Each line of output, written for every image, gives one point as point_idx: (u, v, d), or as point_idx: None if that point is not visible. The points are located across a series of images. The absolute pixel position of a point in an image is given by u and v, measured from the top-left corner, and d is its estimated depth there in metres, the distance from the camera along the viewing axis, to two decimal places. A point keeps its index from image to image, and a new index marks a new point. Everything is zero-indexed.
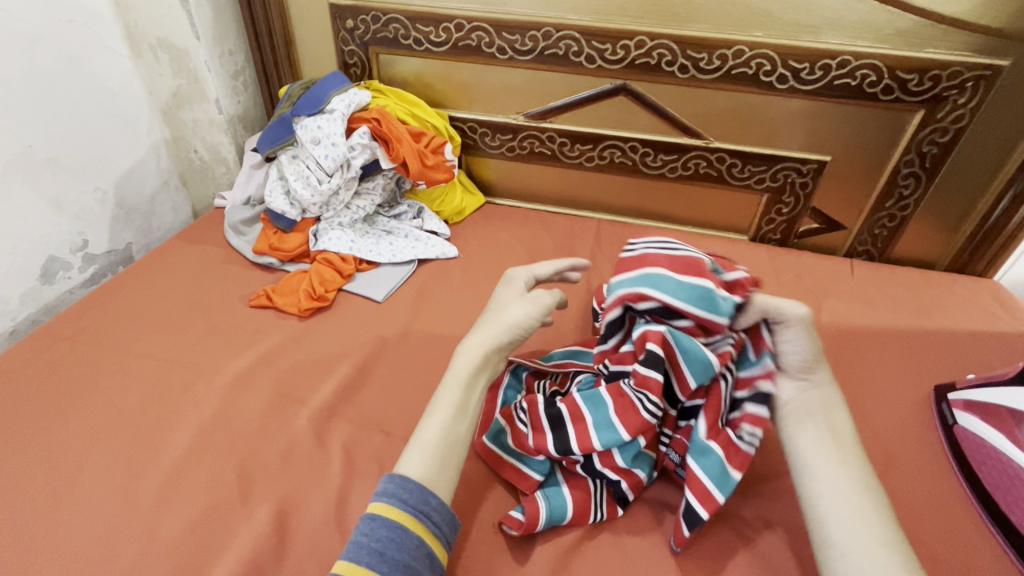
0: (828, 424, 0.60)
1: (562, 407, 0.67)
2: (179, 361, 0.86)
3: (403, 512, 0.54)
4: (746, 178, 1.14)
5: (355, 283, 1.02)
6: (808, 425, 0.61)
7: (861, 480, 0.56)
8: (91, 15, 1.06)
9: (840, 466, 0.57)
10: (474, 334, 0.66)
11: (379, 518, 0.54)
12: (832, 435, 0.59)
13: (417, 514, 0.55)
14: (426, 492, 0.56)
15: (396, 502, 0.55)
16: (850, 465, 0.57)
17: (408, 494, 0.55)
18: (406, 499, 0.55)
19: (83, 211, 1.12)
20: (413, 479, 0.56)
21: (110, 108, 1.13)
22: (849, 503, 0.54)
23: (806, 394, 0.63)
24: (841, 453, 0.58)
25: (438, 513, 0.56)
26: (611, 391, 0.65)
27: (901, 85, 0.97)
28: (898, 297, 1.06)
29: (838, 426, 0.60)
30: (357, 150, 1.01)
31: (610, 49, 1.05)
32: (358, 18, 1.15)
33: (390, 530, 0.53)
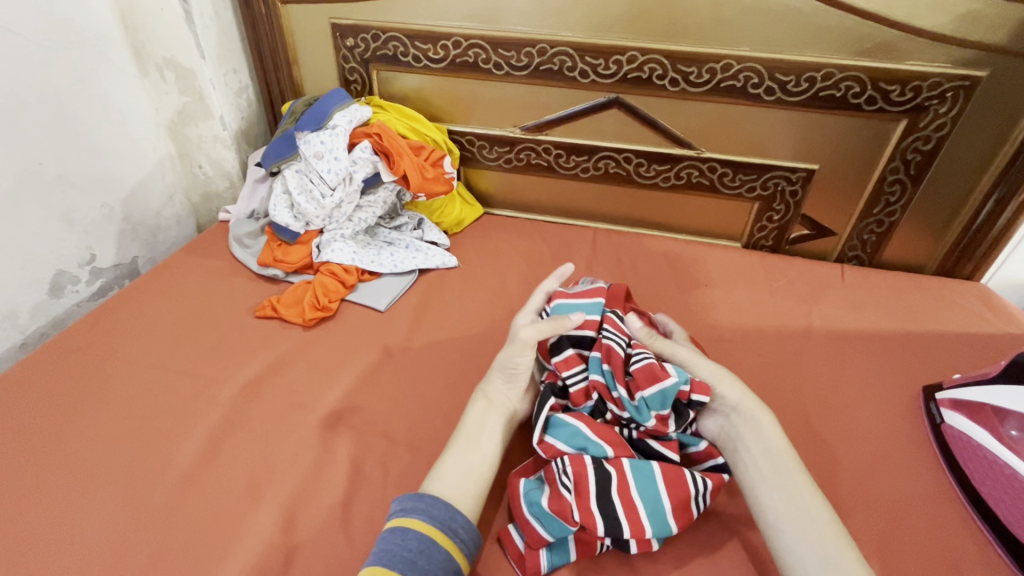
0: (756, 442, 0.67)
1: (612, 469, 0.65)
2: (187, 371, 0.88)
3: (431, 525, 0.59)
4: (737, 187, 1.18)
5: (358, 293, 1.03)
6: (743, 443, 0.68)
7: (801, 489, 0.62)
8: (102, 37, 1.09)
9: (779, 478, 0.64)
10: (484, 406, 0.71)
11: (410, 530, 0.58)
12: (763, 454, 0.66)
13: (446, 530, 0.59)
14: (453, 510, 0.61)
15: (426, 517, 0.59)
16: (787, 475, 0.64)
17: (437, 510, 0.60)
18: (437, 515, 0.59)
19: (91, 225, 1.15)
20: (440, 499, 0.62)
21: (113, 124, 1.16)
22: (791, 518, 0.60)
23: (734, 416, 0.70)
24: (772, 465, 0.65)
25: (466, 530, 0.60)
26: (665, 475, 0.65)
27: (884, 96, 1.01)
28: (887, 300, 1.09)
29: (768, 442, 0.67)
30: (359, 164, 1.05)
31: (603, 64, 1.08)
32: (358, 36, 1.18)
33: (420, 542, 0.57)
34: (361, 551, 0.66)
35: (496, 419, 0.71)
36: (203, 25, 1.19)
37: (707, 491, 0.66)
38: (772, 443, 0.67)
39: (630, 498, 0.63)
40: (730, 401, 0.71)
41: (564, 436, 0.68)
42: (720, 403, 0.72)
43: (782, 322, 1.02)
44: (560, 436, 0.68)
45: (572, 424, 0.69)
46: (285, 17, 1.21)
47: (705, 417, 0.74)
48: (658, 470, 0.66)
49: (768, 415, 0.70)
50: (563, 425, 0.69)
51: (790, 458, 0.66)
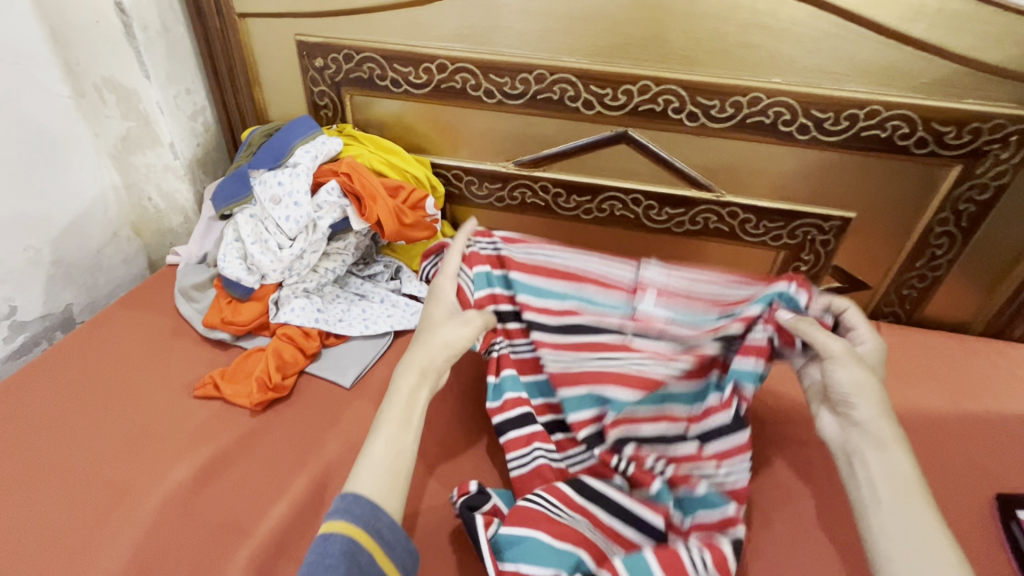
0: (881, 462, 0.60)
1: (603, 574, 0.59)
2: (103, 470, 0.72)
3: (355, 525, 0.54)
4: (761, 235, 1.03)
5: (321, 363, 0.88)
6: (863, 458, 0.61)
7: (922, 515, 0.55)
8: (24, 55, 0.93)
9: (900, 503, 0.57)
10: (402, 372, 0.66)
11: (331, 536, 0.53)
12: (885, 476, 0.59)
13: (371, 530, 0.54)
14: (380, 509, 0.55)
15: (349, 518, 0.54)
16: (912, 506, 0.56)
17: (360, 508, 0.55)
18: (361, 513, 0.54)
19: (11, 272, 0.99)
20: (373, 499, 0.56)
21: (40, 153, 0.99)
22: (905, 543, 0.54)
23: (854, 432, 0.63)
24: (892, 491, 0.58)
25: (392, 531, 0.55)
26: (660, 559, 0.59)
27: (936, 138, 0.87)
28: (931, 371, 0.96)
29: (891, 465, 0.59)
30: (324, 209, 0.89)
31: (610, 94, 0.93)
32: (329, 56, 1.03)
33: (345, 545, 0.52)
34: None
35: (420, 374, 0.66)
36: (148, 40, 1.01)
37: (710, 570, 0.60)
38: (897, 465, 0.59)
39: None
40: (858, 413, 0.63)
41: (523, 556, 0.61)
42: (845, 414, 0.64)
43: None
44: (520, 554, 0.61)
45: (524, 539, 0.62)
46: (244, 32, 1.05)
47: (822, 421, 0.67)
48: (649, 553, 0.60)
49: (902, 442, 0.61)
50: (512, 541, 0.62)
51: (918, 483, 0.58)
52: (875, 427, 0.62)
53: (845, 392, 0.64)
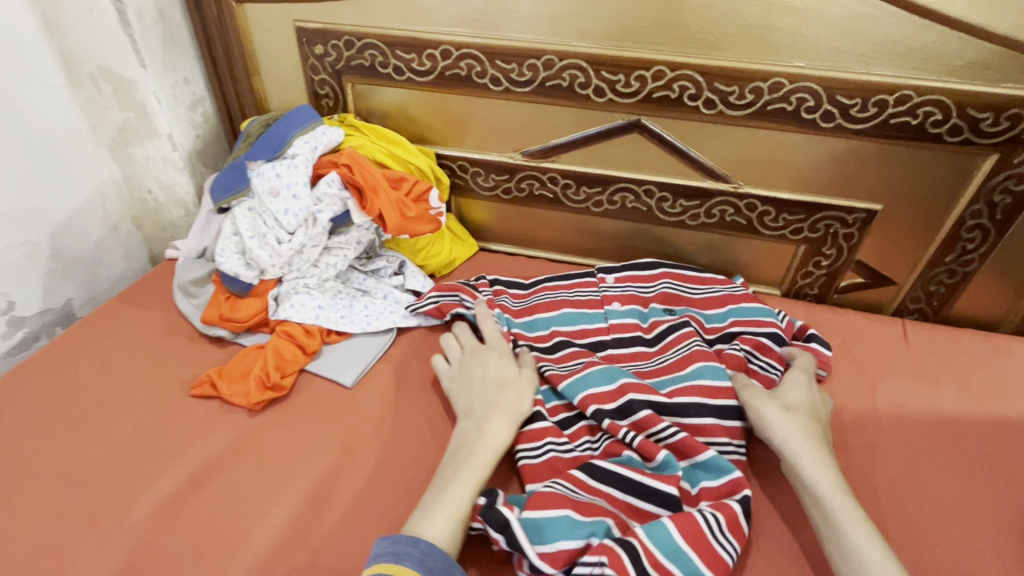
0: (806, 476, 0.65)
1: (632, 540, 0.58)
2: (96, 474, 0.70)
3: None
4: (780, 228, 0.98)
5: (321, 361, 0.85)
6: (792, 475, 0.66)
7: (842, 519, 0.60)
8: (16, 43, 0.90)
9: (831, 517, 0.61)
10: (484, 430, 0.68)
11: None
12: (813, 493, 0.64)
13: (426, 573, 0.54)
14: (450, 563, 0.55)
15: (397, 559, 0.54)
16: (837, 516, 0.61)
17: (419, 552, 0.55)
18: (433, 566, 0.54)
19: (8, 268, 0.97)
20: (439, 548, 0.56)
21: (34, 144, 0.97)
22: (842, 555, 0.58)
23: (775, 444, 0.69)
24: (823, 512, 0.62)
25: None
26: (679, 524, 0.59)
27: (971, 125, 0.81)
28: (959, 373, 0.91)
29: (821, 486, 0.63)
30: (324, 202, 0.86)
31: (623, 81, 0.89)
32: (329, 43, 0.99)
33: None
34: None
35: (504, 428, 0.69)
36: (144, 28, 0.98)
37: (724, 529, 0.60)
38: (825, 486, 0.63)
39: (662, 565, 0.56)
40: (771, 429, 0.70)
41: (559, 534, 0.59)
42: (763, 432, 0.71)
43: (838, 404, 0.84)
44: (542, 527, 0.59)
45: (549, 517, 0.60)
46: (241, 18, 1.02)
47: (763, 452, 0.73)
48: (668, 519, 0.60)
49: (816, 451, 0.67)
50: (541, 525, 0.59)
51: (844, 493, 0.63)
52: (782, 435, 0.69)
53: (766, 431, 0.70)
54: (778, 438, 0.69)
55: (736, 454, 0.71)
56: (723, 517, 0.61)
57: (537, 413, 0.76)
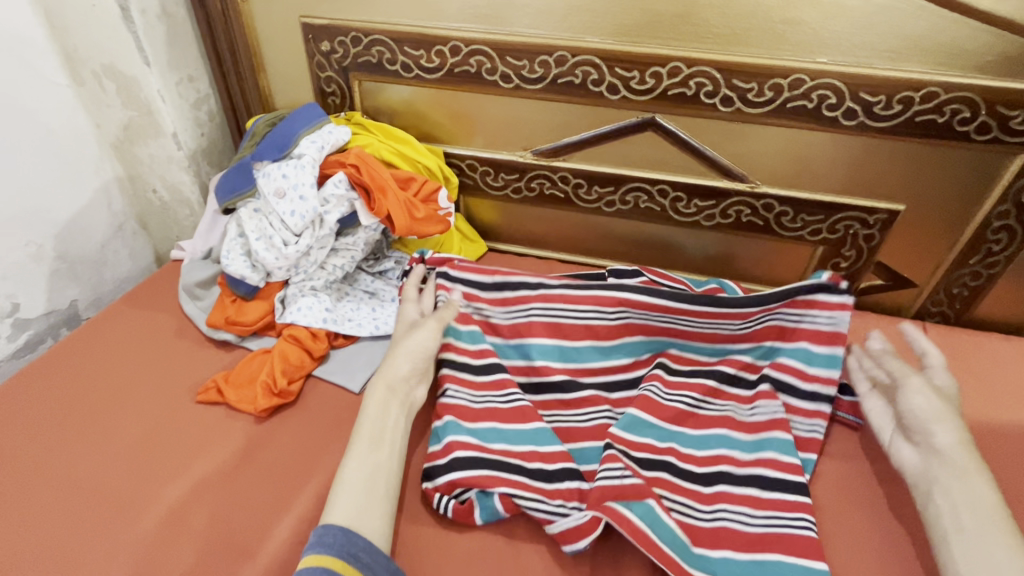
0: (959, 490, 0.61)
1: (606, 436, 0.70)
2: (102, 482, 0.69)
3: (330, 555, 0.52)
4: (798, 229, 0.96)
5: (328, 366, 0.83)
6: (939, 486, 0.62)
7: (1004, 540, 0.57)
8: (19, 39, 0.90)
9: (981, 529, 0.58)
10: (375, 389, 0.68)
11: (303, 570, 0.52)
12: (965, 503, 0.60)
13: (348, 556, 0.53)
14: (352, 533, 0.55)
15: (322, 549, 0.53)
16: (990, 532, 0.57)
17: (331, 538, 0.54)
18: (333, 542, 0.54)
19: (13, 268, 0.96)
20: (337, 525, 0.55)
21: (43, 143, 0.97)
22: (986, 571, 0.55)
23: (931, 458, 0.65)
24: (974, 515, 0.59)
25: (368, 551, 0.54)
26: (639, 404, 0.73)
27: (1001, 123, 0.78)
28: (984, 378, 0.88)
29: (976, 491, 0.60)
30: (331, 203, 0.84)
31: (637, 77, 0.86)
32: (336, 40, 0.97)
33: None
34: None
35: (383, 392, 0.68)
36: (147, 24, 0.96)
37: (665, 390, 0.76)
38: (977, 488, 0.61)
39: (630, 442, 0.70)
40: (936, 439, 0.65)
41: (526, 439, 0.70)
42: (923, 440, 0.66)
43: None
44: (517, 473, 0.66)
45: (518, 427, 0.71)
46: (247, 14, 1.00)
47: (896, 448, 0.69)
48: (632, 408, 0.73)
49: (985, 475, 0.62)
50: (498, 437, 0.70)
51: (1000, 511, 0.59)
52: (952, 454, 0.63)
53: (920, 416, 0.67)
54: (927, 420, 0.66)
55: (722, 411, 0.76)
56: (660, 382, 0.77)
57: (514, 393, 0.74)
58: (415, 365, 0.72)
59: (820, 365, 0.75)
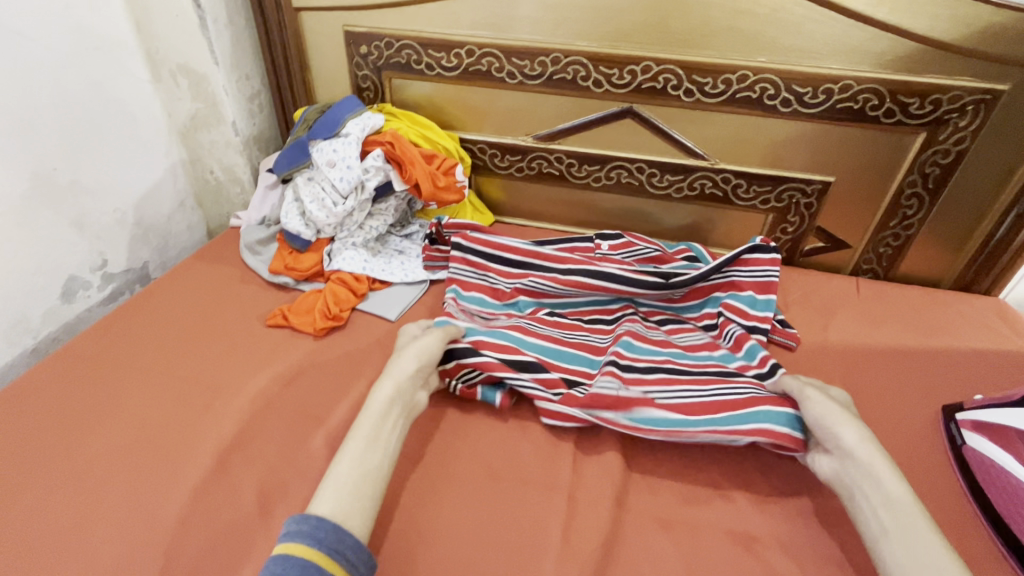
0: (870, 487, 0.63)
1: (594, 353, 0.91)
2: (198, 381, 0.89)
3: (317, 550, 0.55)
4: (751, 199, 1.16)
5: (369, 302, 1.03)
6: (861, 490, 0.63)
7: (921, 527, 0.57)
8: (117, 44, 1.11)
9: (903, 527, 0.58)
10: (380, 382, 0.74)
11: (290, 559, 0.54)
12: (881, 502, 0.61)
13: (333, 553, 0.55)
14: (342, 530, 0.57)
15: (310, 542, 0.55)
16: (911, 525, 0.58)
17: (323, 533, 0.56)
18: (323, 537, 0.56)
19: (103, 231, 1.16)
20: (329, 520, 0.57)
21: (127, 126, 1.17)
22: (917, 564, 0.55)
23: (848, 462, 0.66)
24: (892, 513, 0.60)
25: (355, 551, 0.56)
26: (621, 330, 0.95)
27: (903, 108, 0.99)
28: (902, 315, 1.08)
29: (890, 492, 0.61)
30: (371, 172, 1.04)
31: (617, 74, 1.07)
32: (372, 44, 1.18)
33: (303, 569, 0.53)
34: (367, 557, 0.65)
35: (389, 385, 0.73)
36: (217, 29, 1.16)
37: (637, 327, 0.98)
38: (895, 492, 0.61)
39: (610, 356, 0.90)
40: (844, 443, 0.67)
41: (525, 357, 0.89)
42: (835, 446, 0.68)
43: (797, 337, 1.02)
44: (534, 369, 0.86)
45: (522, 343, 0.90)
46: (299, 23, 1.22)
47: (818, 460, 0.71)
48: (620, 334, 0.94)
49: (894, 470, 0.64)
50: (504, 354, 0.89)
51: (914, 505, 0.60)
52: (864, 455, 0.65)
53: (828, 427, 0.69)
54: (825, 423, 0.70)
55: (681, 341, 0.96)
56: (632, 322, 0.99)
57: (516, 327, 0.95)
58: (416, 373, 0.77)
59: (760, 308, 0.99)
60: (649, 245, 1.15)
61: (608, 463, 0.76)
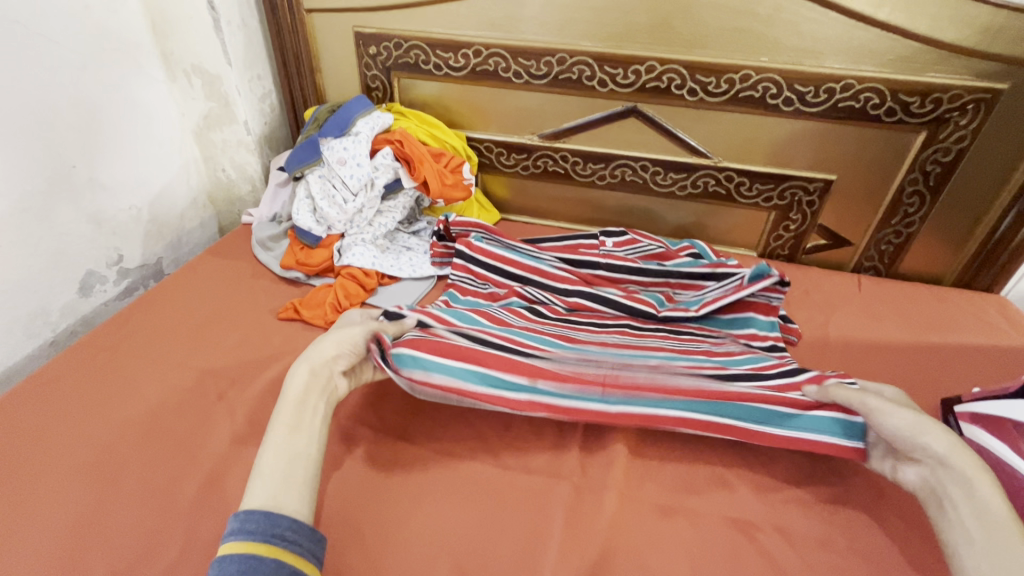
0: (964, 496, 0.58)
1: (598, 360, 0.85)
2: (213, 371, 0.92)
3: (251, 541, 0.53)
4: (753, 197, 1.18)
5: (378, 297, 1.06)
6: (951, 498, 0.59)
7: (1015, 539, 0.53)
8: (132, 44, 1.13)
9: (993, 539, 0.54)
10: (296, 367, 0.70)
11: (226, 557, 0.53)
12: (974, 513, 0.56)
13: (270, 538, 0.54)
14: (273, 514, 0.56)
15: (243, 535, 0.54)
16: (1003, 537, 0.53)
17: (253, 524, 0.55)
18: (255, 529, 0.54)
19: (118, 227, 1.19)
20: (258, 510, 0.56)
21: (143, 126, 1.20)
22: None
23: (938, 468, 0.61)
24: (983, 524, 0.55)
25: (292, 529, 0.56)
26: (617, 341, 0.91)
27: (903, 107, 1.01)
28: (903, 311, 1.10)
29: (984, 503, 0.56)
30: (381, 170, 1.07)
31: (622, 73, 1.09)
32: (381, 45, 1.21)
33: (241, 564, 0.52)
34: (376, 540, 0.67)
35: (304, 371, 0.70)
36: (231, 34, 1.21)
37: (633, 337, 0.95)
38: (995, 506, 0.56)
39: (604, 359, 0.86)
40: (935, 448, 0.62)
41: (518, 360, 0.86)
42: (923, 452, 0.63)
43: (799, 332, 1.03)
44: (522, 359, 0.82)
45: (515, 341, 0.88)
46: (310, 24, 1.24)
47: (905, 468, 0.66)
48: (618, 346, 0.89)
49: (990, 478, 0.59)
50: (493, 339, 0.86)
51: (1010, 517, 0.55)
52: (955, 460, 0.60)
53: (909, 432, 0.64)
54: (903, 425, 0.65)
55: (678, 343, 0.94)
56: (627, 334, 0.95)
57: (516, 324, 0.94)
58: (335, 351, 0.73)
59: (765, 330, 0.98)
60: (652, 243, 1.17)
61: (611, 453, 0.78)
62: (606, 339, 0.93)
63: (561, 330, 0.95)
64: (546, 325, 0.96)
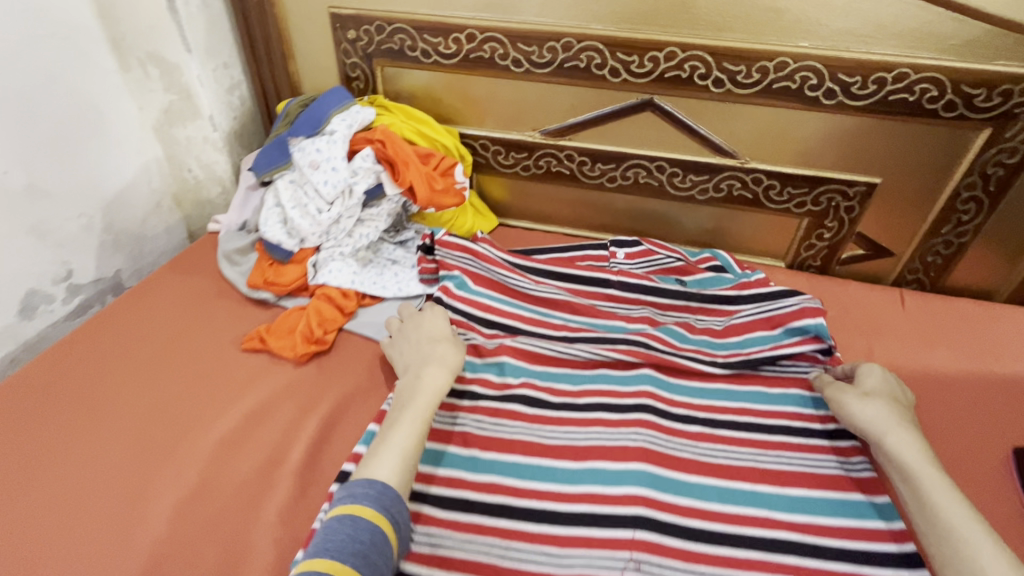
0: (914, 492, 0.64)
1: (613, 462, 0.72)
2: (165, 413, 0.79)
3: (384, 516, 0.57)
4: (785, 201, 1.04)
5: (358, 321, 0.93)
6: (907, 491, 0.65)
7: (962, 530, 0.59)
8: (73, 28, 0.97)
9: (946, 528, 0.60)
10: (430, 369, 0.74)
11: (360, 520, 0.55)
12: (923, 507, 0.62)
13: (394, 520, 0.58)
14: (401, 498, 0.59)
15: (378, 506, 0.57)
16: (955, 527, 0.59)
17: (387, 499, 0.58)
18: (389, 505, 0.58)
19: (66, 239, 1.05)
20: (392, 488, 0.60)
21: (95, 124, 1.05)
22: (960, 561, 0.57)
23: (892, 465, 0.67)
24: (927, 515, 0.62)
25: (408, 523, 0.59)
26: (641, 424, 0.77)
27: (966, 101, 0.87)
28: (953, 334, 0.97)
29: (937, 503, 0.62)
30: (360, 174, 0.92)
31: (637, 62, 0.95)
32: (361, 28, 1.06)
33: (372, 534, 0.55)
34: None
35: (437, 376, 0.73)
36: (189, 13, 1.06)
37: (662, 407, 0.80)
38: (945, 501, 0.61)
39: (620, 460, 0.72)
40: (886, 446, 0.68)
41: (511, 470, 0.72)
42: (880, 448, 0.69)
43: None
44: (519, 484, 0.71)
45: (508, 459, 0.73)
46: (279, 5, 1.09)
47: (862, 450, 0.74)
48: (637, 441, 0.75)
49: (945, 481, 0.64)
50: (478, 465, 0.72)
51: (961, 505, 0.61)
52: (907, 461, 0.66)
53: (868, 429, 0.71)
54: (866, 421, 0.71)
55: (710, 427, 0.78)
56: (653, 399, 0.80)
57: (517, 393, 0.80)
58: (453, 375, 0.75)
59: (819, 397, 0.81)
60: (670, 254, 1.03)
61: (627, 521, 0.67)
62: (623, 414, 0.78)
63: (569, 409, 0.79)
64: (547, 396, 0.81)
